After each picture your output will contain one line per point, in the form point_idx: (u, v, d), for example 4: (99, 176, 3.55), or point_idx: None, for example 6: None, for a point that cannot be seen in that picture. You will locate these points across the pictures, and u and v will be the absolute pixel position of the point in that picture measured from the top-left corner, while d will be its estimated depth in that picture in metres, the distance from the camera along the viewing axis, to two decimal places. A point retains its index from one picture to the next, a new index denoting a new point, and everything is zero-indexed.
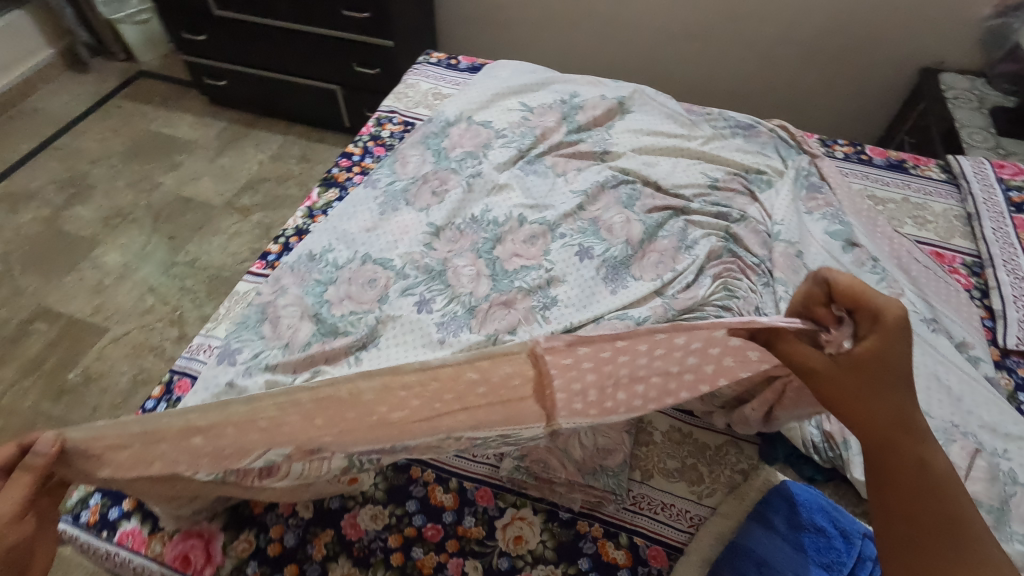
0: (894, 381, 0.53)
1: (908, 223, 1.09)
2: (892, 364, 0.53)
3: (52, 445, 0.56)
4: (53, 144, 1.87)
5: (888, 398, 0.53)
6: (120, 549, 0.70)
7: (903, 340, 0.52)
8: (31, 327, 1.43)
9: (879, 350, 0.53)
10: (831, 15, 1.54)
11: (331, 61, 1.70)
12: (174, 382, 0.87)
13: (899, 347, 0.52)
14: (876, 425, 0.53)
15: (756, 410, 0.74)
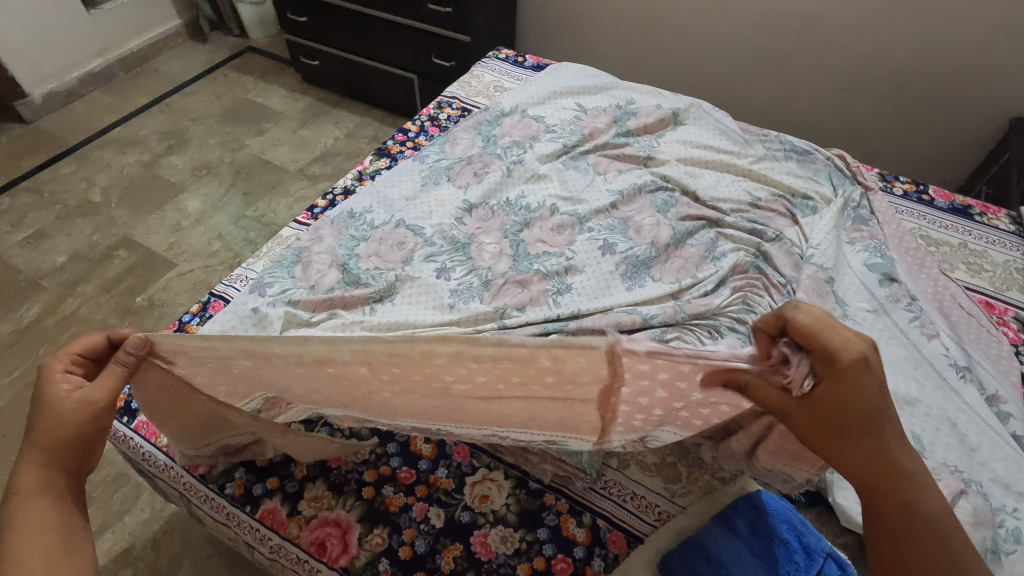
0: (862, 424, 0.51)
1: (960, 268, 1.03)
2: (860, 407, 0.51)
3: (142, 346, 0.62)
4: (164, 100, 2.10)
5: (867, 441, 0.52)
6: (135, 435, 0.79)
7: (863, 382, 0.50)
8: (115, 252, 1.61)
9: (844, 394, 0.50)
10: (919, 54, 1.47)
11: (412, 51, 1.81)
12: (210, 303, 0.97)
13: (858, 390, 0.50)
14: (858, 471, 0.53)
15: (742, 443, 0.70)
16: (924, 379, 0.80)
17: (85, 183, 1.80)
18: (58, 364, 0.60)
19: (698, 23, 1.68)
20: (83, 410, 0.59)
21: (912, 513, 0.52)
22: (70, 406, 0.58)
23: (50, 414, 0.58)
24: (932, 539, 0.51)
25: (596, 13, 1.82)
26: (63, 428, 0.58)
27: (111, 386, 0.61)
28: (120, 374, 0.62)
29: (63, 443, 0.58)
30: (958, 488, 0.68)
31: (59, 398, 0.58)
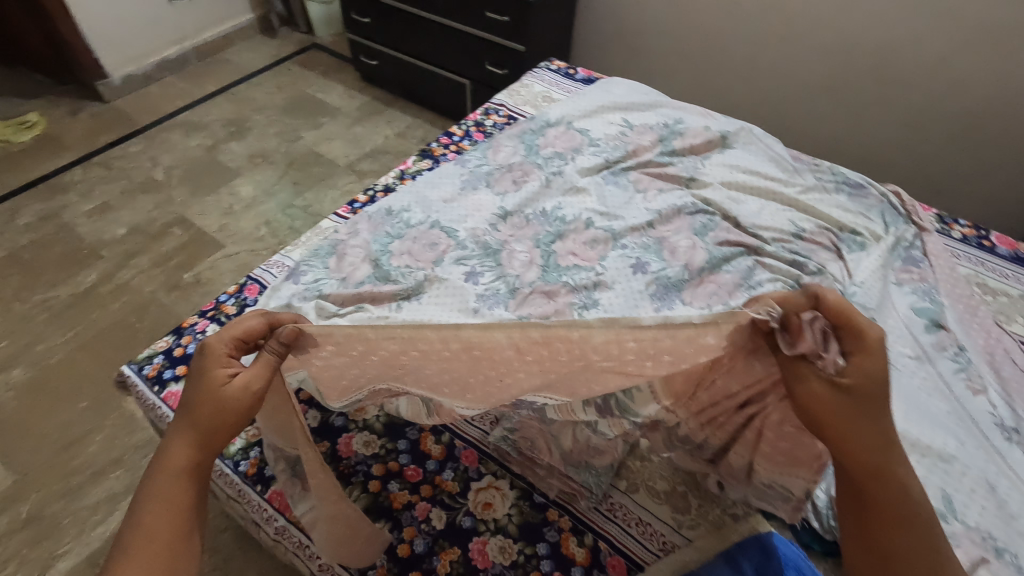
0: (877, 404, 0.52)
1: (1018, 321, 0.97)
2: (882, 385, 0.53)
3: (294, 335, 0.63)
4: (231, 89, 2.21)
5: (874, 423, 0.53)
6: (162, 404, 0.83)
7: (887, 360, 0.53)
8: (170, 229, 1.69)
9: (867, 369, 0.53)
10: (997, 93, 1.40)
11: (468, 57, 1.84)
12: (247, 285, 1.00)
13: (883, 367, 0.52)
14: (869, 456, 0.52)
15: (739, 457, 0.67)
16: (964, 437, 0.75)
17: (151, 162, 1.90)
18: (221, 345, 0.61)
19: (759, 46, 1.64)
20: (239, 397, 0.60)
21: (910, 504, 0.52)
22: (229, 392, 0.59)
23: (209, 396, 0.59)
24: (919, 527, 0.52)
25: (655, 30, 1.80)
26: (217, 411, 0.59)
27: (265, 376, 0.62)
28: (272, 364, 0.63)
29: (215, 426, 0.59)
30: (982, 555, 0.63)
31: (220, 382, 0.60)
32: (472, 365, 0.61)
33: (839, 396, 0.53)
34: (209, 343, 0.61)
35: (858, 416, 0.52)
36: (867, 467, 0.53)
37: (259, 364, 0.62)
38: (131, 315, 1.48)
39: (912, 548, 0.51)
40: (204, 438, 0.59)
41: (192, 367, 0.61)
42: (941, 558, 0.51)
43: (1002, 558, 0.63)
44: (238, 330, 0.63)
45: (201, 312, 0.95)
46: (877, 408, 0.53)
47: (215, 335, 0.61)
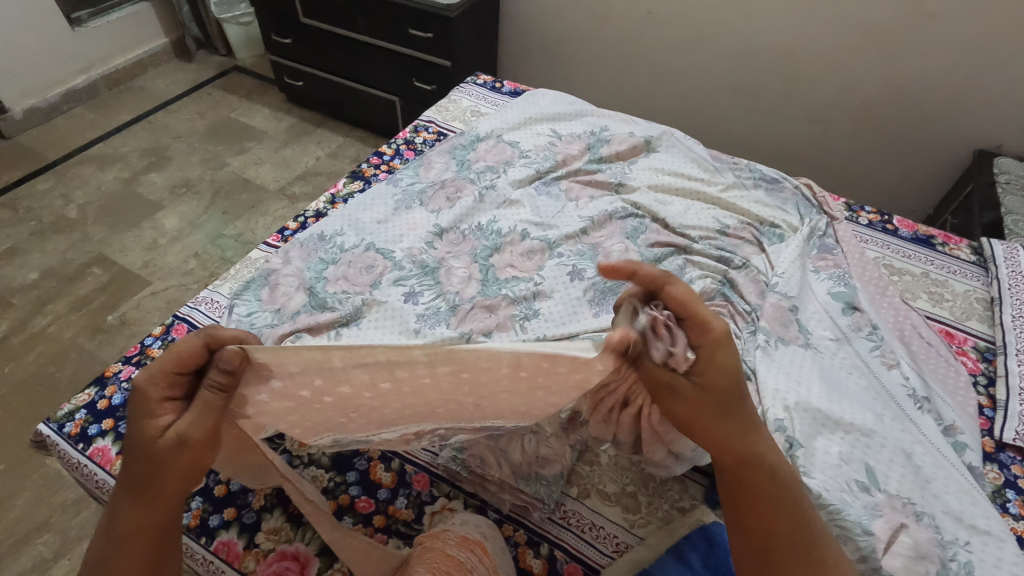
0: (735, 395, 0.58)
1: (922, 297, 1.05)
2: (732, 375, 0.58)
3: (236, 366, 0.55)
4: (147, 118, 2.10)
5: (734, 413, 0.58)
6: (89, 462, 0.78)
7: (735, 350, 0.59)
8: (88, 270, 1.60)
9: (720, 363, 0.58)
10: (889, 87, 1.51)
11: (395, 74, 1.83)
12: (174, 325, 0.95)
13: (733, 358, 0.58)
14: (737, 447, 0.58)
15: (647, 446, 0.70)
16: (882, 411, 0.81)
17: (62, 199, 1.78)
18: (151, 387, 0.55)
19: (676, 53, 1.71)
20: (177, 450, 0.55)
21: (776, 483, 0.58)
22: (166, 444, 0.55)
23: (144, 450, 0.55)
24: (791, 507, 0.57)
25: (577, 40, 1.85)
26: (155, 466, 0.55)
27: (203, 421, 0.56)
28: (213, 403, 0.57)
29: (156, 484, 0.56)
30: (904, 519, 0.68)
31: (154, 433, 0.55)
32: (452, 390, 0.61)
33: (697, 393, 0.58)
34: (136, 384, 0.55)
35: (722, 408, 0.58)
36: (737, 456, 0.58)
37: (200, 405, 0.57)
38: (49, 365, 1.38)
39: (786, 525, 0.56)
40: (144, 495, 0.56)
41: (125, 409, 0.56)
42: (813, 534, 0.57)
43: (920, 521, 0.68)
44: (169, 363, 0.56)
45: (124, 358, 0.89)
46: (736, 399, 0.59)
47: (140, 374, 0.55)
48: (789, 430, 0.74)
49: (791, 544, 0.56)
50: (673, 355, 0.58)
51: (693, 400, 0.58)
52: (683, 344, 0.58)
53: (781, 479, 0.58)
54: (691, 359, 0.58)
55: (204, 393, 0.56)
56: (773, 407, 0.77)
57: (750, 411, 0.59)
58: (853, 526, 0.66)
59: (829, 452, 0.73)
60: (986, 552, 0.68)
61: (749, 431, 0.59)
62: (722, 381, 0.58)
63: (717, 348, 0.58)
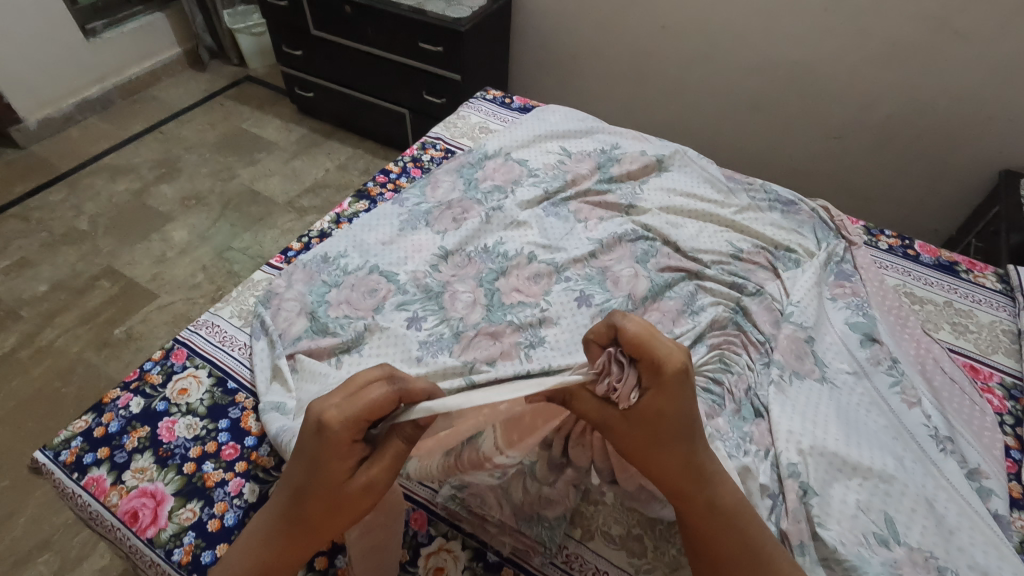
0: (678, 434, 0.56)
1: (945, 328, 1.01)
2: (674, 416, 0.56)
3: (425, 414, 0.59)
4: (159, 128, 2.11)
5: (677, 451, 0.56)
6: (83, 492, 0.76)
7: (681, 390, 0.55)
8: (96, 283, 1.60)
9: (662, 404, 0.55)
10: (909, 105, 1.47)
11: (405, 87, 1.82)
12: (173, 349, 0.93)
13: (677, 400, 0.55)
14: (676, 480, 0.57)
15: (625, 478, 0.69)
16: (902, 453, 0.77)
17: (73, 211, 1.79)
18: (347, 435, 0.55)
19: (690, 67, 1.68)
20: (364, 497, 0.57)
21: (721, 512, 0.57)
22: (354, 491, 0.57)
23: (331, 492, 0.57)
24: (738, 531, 0.57)
25: (589, 53, 1.83)
26: (337, 508, 0.57)
27: (390, 467, 0.58)
28: (396, 450, 0.59)
29: (325, 525, 0.58)
30: None
31: (347, 475, 0.56)
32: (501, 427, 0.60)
33: (637, 430, 0.57)
34: (332, 430, 0.55)
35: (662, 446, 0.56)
36: (675, 486, 0.57)
37: (385, 455, 0.58)
38: (55, 379, 1.38)
39: (728, 552, 0.57)
40: (311, 528, 0.58)
41: (309, 450, 0.56)
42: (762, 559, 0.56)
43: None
44: (362, 409, 0.56)
45: (124, 383, 0.88)
46: (680, 437, 0.56)
47: (338, 420, 0.55)
48: (804, 476, 0.71)
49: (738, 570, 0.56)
50: (616, 390, 0.57)
51: (627, 432, 0.57)
52: (626, 382, 0.57)
53: (723, 508, 0.58)
54: (633, 397, 0.56)
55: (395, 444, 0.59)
56: (787, 450, 0.74)
57: (698, 446, 0.58)
58: None
59: (846, 500, 0.69)
60: None
61: (695, 465, 0.57)
62: (658, 421, 0.56)
63: (662, 391, 0.55)
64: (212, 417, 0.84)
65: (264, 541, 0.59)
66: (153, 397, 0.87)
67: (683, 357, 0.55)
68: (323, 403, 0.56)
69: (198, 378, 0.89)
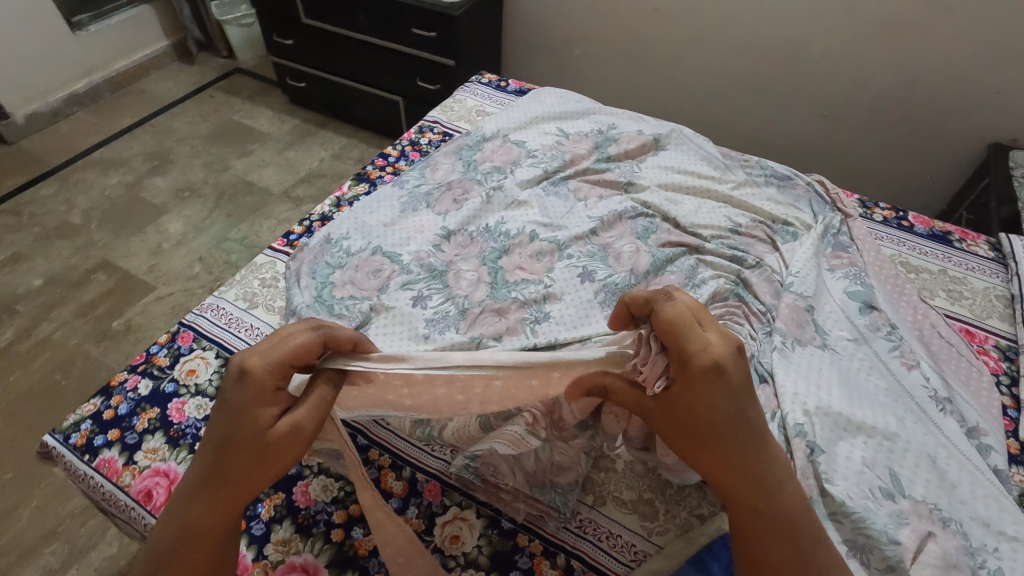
0: (730, 433, 0.54)
1: (940, 295, 1.03)
2: (721, 412, 0.53)
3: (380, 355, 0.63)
4: (150, 121, 2.09)
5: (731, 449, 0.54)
6: (96, 474, 0.76)
7: (723, 384, 0.53)
8: (92, 276, 1.59)
9: (696, 395, 0.54)
10: (900, 80, 1.49)
11: (398, 74, 1.82)
12: (179, 333, 0.93)
13: (721, 391, 0.53)
14: (733, 483, 0.54)
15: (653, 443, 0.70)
16: (903, 414, 0.79)
17: (66, 205, 1.78)
18: (269, 378, 0.54)
19: (683, 48, 1.69)
20: (288, 441, 0.55)
21: (778, 520, 0.54)
22: (274, 437, 0.54)
23: (251, 441, 0.53)
24: (795, 544, 0.53)
25: (583, 37, 1.83)
26: (263, 458, 0.54)
27: (316, 412, 0.57)
28: (324, 399, 0.59)
29: (251, 475, 0.54)
30: (932, 528, 0.66)
31: (265, 422, 0.54)
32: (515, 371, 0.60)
33: (673, 420, 0.56)
34: (253, 372, 0.54)
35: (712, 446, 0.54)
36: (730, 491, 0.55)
37: (309, 400, 0.58)
38: (55, 372, 1.38)
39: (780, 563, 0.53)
40: (233, 490, 0.54)
41: (226, 397, 0.54)
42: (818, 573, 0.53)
43: (943, 527, 0.66)
44: (287, 352, 0.56)
45: (130, 367, 0.88)
46: (733, 437, 0.54)
47: (261, 363, 0.54)
48: (811, 435, 0.72)
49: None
50: (643, 373, 0.57)
51: (669, 427, 0.58)
52: (654, 369, 0.56)
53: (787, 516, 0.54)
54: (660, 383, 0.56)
55: (319, 390, 0.59)
56: (793, 411, 0.75)
57: (757, 449, 0.54)
58: (879, 535, 0.64)
59: (852, 457, 0.71)
60: (1016, 559, 0.66)
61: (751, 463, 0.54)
62: (692, 422, 0.55)
63: (690, 385, 0.54)
64: None
65: (183, 510, 0.54)
66: (161, 379, 0.87)
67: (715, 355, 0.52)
68: (244, 354, 0.56)
69: (206, 359, 0.90)
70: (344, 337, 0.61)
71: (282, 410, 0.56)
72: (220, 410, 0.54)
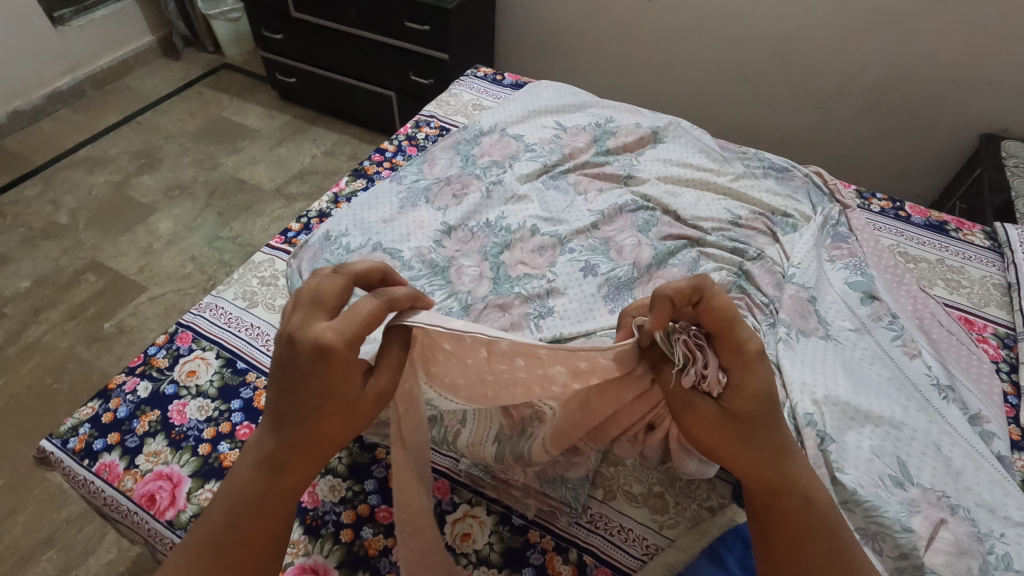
0: (768, 421, 0.54)
1: (939, 284, 1.04)
2: (763, 398, 0.53)
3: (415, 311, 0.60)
4: (136, 119, 2.05)
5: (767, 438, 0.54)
6: (96, 478, 0.75)
7: (766, 366, 0.53)
8: (81, 277, 1.55)
9: (749, 384, 0.53)
10: (893, 71, 1.49)
11: (391, 69, 1.80)
12: (178, 333, 0.92)
13: (763, 375, 0.53)
14: (763, 474, 0.54)
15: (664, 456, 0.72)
16: (907, 402, 0.79)
17: (52, 205, 1.74)
18: (350, 350, 0.52)
19: (677, 41, 1.69)
20: (373, 404, 0.56)
21: (811, 507, 0.54)
22: (366, 401, 0.55)
23: (341, 406, 0.53)
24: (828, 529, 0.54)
25: (576, 31, 1.82)
26: (348, 419, 0.54)
27: (395, 374, 0.57)
28: (398, 360, 0.58)
29: (334, 435, 0.55)
30: (942, 515, 0.66)
31: (355, 389, 0.53)
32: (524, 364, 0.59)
33: (726, 419, 0.54)
34: (331, 344, 0.51)
35: (750, 436, 0.54)
36: (764, 481, 0.55)
37: (387, 364, 0.57)
38: (46, 376, 1.35)
39: (815, 550, 0.53)
40: (319, 450, 0.55)
41: (304, 366, 0.51)
42: (848, 560, 0.53)
43: (949, 512, 0.67)
44: (362, 324, 0.53)
45: (129, 369, 0.87)
46: (769, 424, 0.54)
47: (340, 338, 0.51)
48: (820, 425, 0.73)
49: (821, 575, 0.53)
50: (705, 378, 0.53)
51: (709, 428, 0.55)
52: (712, 366, 0.53)
53: (817, 505, 0.54)
54: (722, 380, 0.53)
55: (392, 351, 0.58)
56: (801, 401, 0.75)
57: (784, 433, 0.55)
58: (892, 522, 0.64)
59: (860, 446, 0.71)
60: (1023, 543, 0.67)
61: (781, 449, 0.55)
62: (738, 412, 0.53)
63: (748, 368, 0.53)
64: (224, 398, 0.83)
65: (268, 473, 0.54)
66: (160, 380, 0.85)
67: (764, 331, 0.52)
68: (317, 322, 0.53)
69: (206, 360, 0.88)
70: (403, 297, 0.58)
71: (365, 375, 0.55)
72: (299, 379, 0.52)
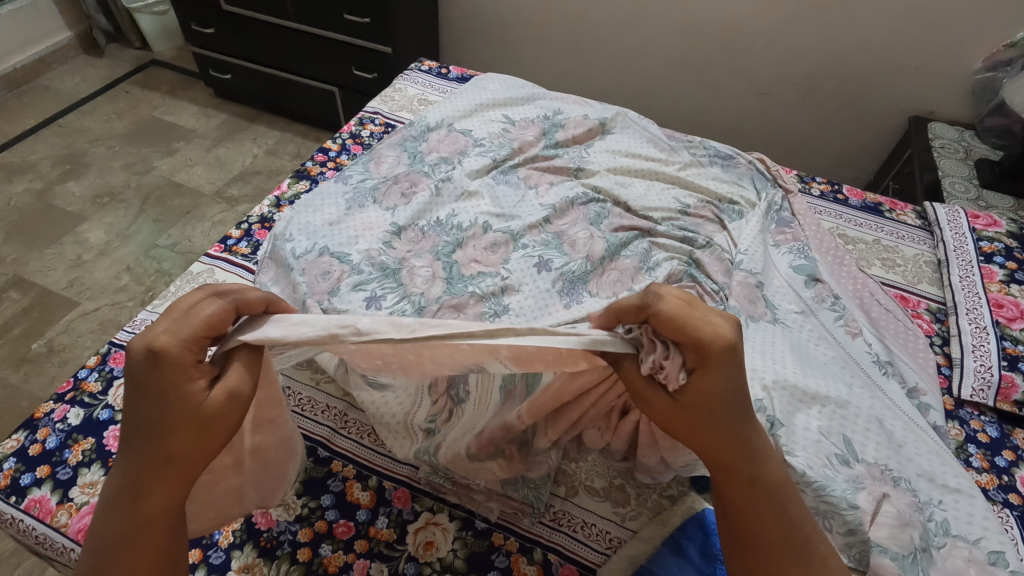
0: (725, 410, 0.52)
1: (876, 264, 1.09)
2: (729, 392, 0.52)
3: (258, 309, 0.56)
4: (57, 121, 1.91)
5: (725, 424, 0.52)
6: (25, 516, 0.69)
7: (734, 364, 0.51)
8: (3, 294, 1.44)
9: (714, 381, 0.51)
10: (828, 57, 1.55)
11: (332, 64, 1.74)
12: (111, 354, 0.86)
13: (730, 372, 0.51)
14: (722, 454, 0.53)
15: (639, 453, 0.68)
16: (851, 380, 0.83)
17: None
18: (187, 353, 0.49)
19: (621, 30, 1.69)
20: (228, 408, 0.51)
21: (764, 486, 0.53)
22: (213, 409, 0.50)
23: (190, 418, 0.49)
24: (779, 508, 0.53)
25: (521, 22, 1.80)
26: (201, 431, 0.50)
27: (249, 374, 0.54)
28: (253, 359, 0.54)
29: (193, 450, 0.50)
30: (887, 489, 0.69)
31: (196, 397, 0.49)
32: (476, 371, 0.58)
33: (687, 409, 0.52)
34: (164, 350, 0.48)
35: (711, 423, 0.52)
36: (718, 461, 0.54)
37: (235, 367, 0.53)
38: None
39: (768, 529, 0.52)
40: (169, 474, 0.50)
41: (140, 379, 0.48)
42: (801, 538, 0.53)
43: (889, 484, 0.70)
44: (198, 326, 0.50)
45: (57, 395, 0.81)
46: (727, 412, 0.52)
47: (174, 340, 0.48)
48: (770, 409, 0.74)
49: (774, 552, 0.52)
50: (663, 369, 0.52)
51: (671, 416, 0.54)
52: (673, 360, 0.52)
53: (772, 482, 0.54)
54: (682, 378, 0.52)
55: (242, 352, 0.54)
56: (752, 387, 0.76)
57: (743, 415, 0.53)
58: (839, 501, 0.66)
59: (809, 427, 0.74)
60: (958, 508, 0.71)
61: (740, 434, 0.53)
62: (701, 399, 0.52)
63: (710, 368, 0.51)
64: None
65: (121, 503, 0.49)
66: (93, 406, 0.80)
67: (731, 333, 0.50)
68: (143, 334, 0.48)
69: None
70: (255, 299, 0.55)
71: (209, 383, 0.51)
72: (136, 396, 0.48)
